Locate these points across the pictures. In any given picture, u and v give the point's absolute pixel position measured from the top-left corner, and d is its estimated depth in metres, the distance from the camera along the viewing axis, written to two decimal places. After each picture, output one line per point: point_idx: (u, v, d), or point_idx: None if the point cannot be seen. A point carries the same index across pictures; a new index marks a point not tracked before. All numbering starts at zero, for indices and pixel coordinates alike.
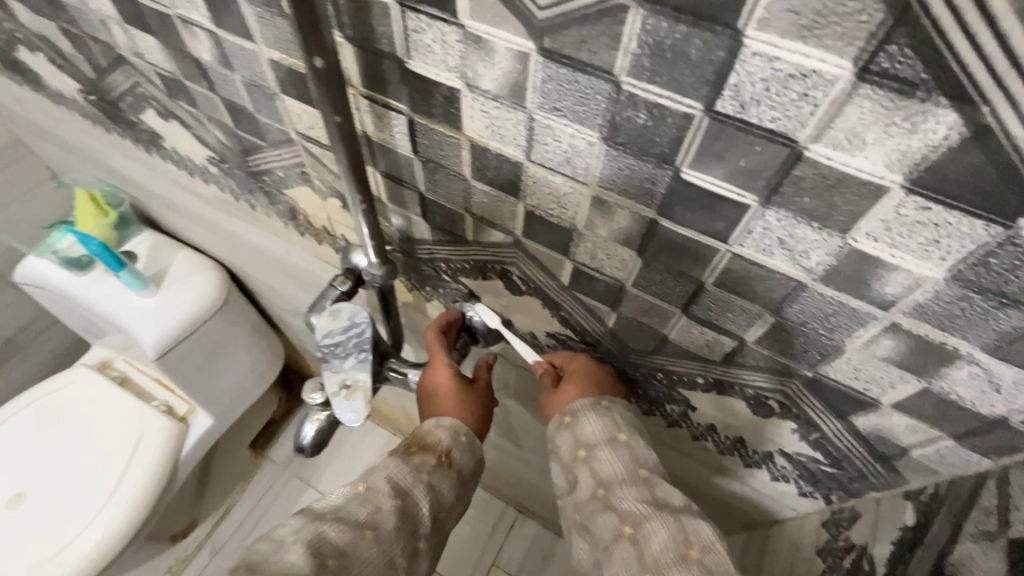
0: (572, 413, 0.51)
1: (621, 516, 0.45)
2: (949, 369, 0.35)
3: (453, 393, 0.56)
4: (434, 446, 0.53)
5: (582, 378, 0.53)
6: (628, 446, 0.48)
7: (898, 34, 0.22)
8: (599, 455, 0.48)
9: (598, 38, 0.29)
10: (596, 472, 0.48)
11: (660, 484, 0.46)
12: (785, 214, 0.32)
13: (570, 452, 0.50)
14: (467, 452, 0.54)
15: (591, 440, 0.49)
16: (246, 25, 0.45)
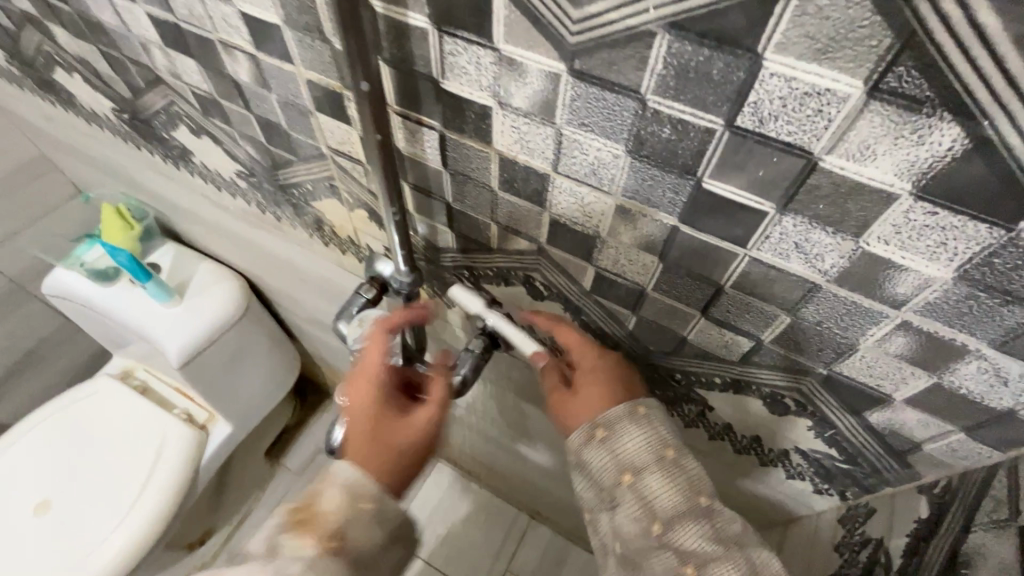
0: (608, 426, 0.49)
1: (681, 556, 0.44)
2: (959, 364, 0.37)
3: (377, 434, 0.54)
4: (323, 522, 0.52)
5: (600, 382, 0.53)
6: (679, 469, 0.47)
7: (905, 57, 0.25)
8: (649, 480, 0.46)
9: (626, 60, 0.32)
10: (647, 498, 0.46)
11: (719, 512, 0.45)
12: (801, 220, 0.34)
13: (613, 474, 0.48)
14: (365, 524, 0.54)
15: (637, 463, 0.47)
16: (286, 48, 0.48)
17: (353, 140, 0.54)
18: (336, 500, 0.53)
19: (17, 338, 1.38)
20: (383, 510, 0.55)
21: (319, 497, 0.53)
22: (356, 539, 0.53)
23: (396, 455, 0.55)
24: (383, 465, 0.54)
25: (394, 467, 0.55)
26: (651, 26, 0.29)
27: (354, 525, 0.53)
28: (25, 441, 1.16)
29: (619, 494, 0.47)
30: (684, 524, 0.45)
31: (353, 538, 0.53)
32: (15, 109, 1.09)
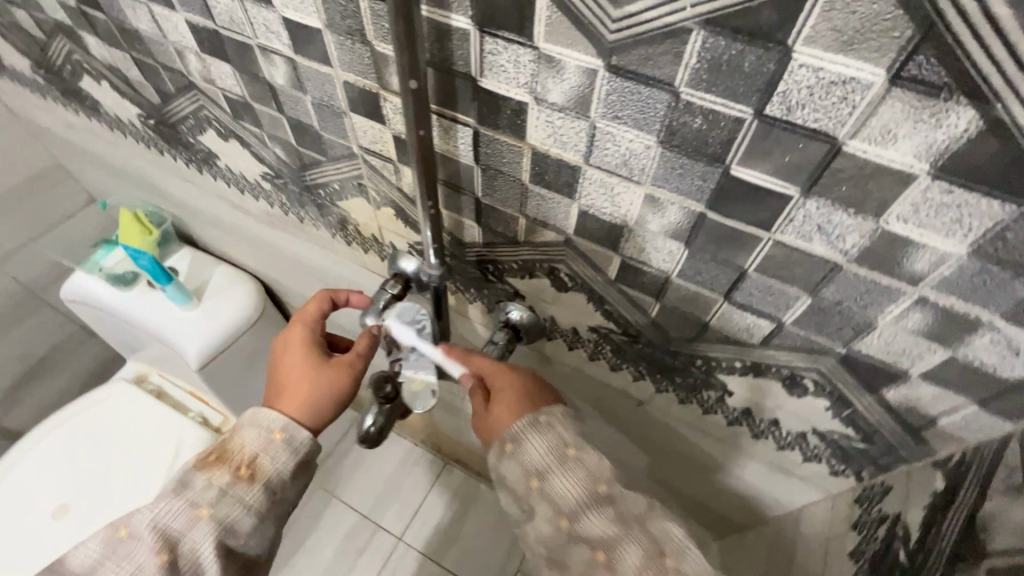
0: (513, 441, 0.54)
1: (591, 544, 0.49)
2: (973, 337, 0.39)
3: (305, 370, 0.62)
4: (237, 457, 0.57)
5: (513, 395, 0.57)
6: (577, 466, 0.52)
7: (925, 46, 0.27)
8: (553, 482, 0.51)
9: (662, 56, 0.35)
10: (554, 498, 0.51)
11: (619, 497, 0.51)
12: (824, 203, 0.37)
13: (522, 481, 0.53)
14: (281, 454, 0.58)
15: (540, 468, 0.52)
16: (326, 51, 0.51)
17: (385, 139, 0.57)
18: (253, 436, 0.58)
19: (30, 344, 1.39)
20: (299, 441, 0.59)
21: (236, 440, 0.58)
22: (269, 468, 0.57)
23: (321, 390, 0.61)
24: (307, 398, 0.61)
25: (317, 404, 0.61)
26: (688, 23, 0.32)
27: (270, 456, 0.57)
28: (41, 446, 1.17)
29: (532, 499, 0.52)
30: (590, 514, 0.50)
31: (267, 467, 0.57)
32: (36, 117, 1.11)
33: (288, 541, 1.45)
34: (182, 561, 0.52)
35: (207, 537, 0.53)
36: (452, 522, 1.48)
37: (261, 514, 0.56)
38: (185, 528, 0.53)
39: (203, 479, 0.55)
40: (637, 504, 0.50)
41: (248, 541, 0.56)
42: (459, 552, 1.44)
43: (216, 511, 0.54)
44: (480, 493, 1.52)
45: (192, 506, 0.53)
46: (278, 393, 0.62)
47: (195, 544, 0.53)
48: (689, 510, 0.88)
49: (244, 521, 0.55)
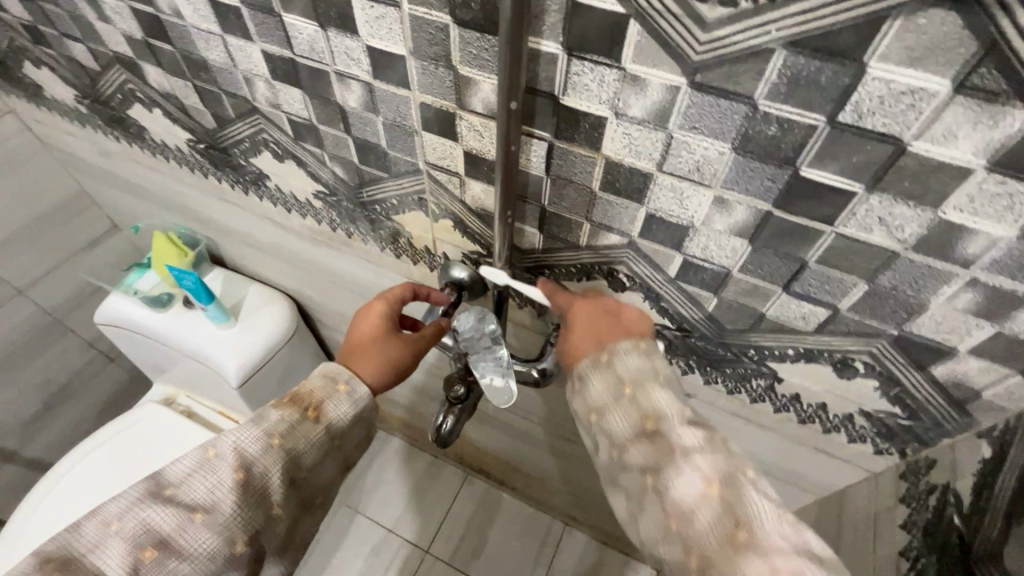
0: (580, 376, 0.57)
1: (640, 470, 0.50)
2: (1019, 312, 0.44)
3: (377, 337, 0.70)
4: (305, 399, 0.62)
5: (591, 332, 0.59)
6: (632, 402, 0.53)
7: (988, 60, 0.32)
8: (609, 417, 0.53)
9: (745, 73, 0.39)
10: (609, 432, 0.53)
11: (668, 432, 0.51)
12: (886, 197, 0.42)
13: (585, 416, 0.56)
14: (343, 403, 0.63)
15: (598, 404, 0.55)
16: (406, 75, 0.55)
17: (454, 155, 0.61)
18: (320, 381, 0.64)
19: (52, 371, 1.38)
20: (360, 395, 0.65)
21: (304, 382, 0.63)
22: (332, 415, 0.62)
23: (388, 358, 0.68)
24: (375, 362, 0.68)
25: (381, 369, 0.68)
26: (772, 45, 0.37)
27: (334, 403, 0.63)
28: (73, 466, 1.18)
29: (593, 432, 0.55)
30: (639, 443, 0.51)
31: (331, 412, 0.62)
32: (70, 146, 1.14)
33: (315, 557, 1.45)
34: (255, 480, 0.57)
35: (275, 464, 0.58)
36: (478, 532, 1.50)
37: (324, 450, 0.62)
38: (260, 452, 0.57)
39: (275, 413, 0.60)
40: (689, 438, 0.50)
41: (309, 475, 0.61)
42: (487, 562, 1.45)
43: (288, 441, 0.59)
44: (504, 501, 1.54)
45: (267, 434, 0.58)
46: (350, 354, 0.69)
47: (266, 469, 0.57)
48: None
49: (308, 456, 0.60)
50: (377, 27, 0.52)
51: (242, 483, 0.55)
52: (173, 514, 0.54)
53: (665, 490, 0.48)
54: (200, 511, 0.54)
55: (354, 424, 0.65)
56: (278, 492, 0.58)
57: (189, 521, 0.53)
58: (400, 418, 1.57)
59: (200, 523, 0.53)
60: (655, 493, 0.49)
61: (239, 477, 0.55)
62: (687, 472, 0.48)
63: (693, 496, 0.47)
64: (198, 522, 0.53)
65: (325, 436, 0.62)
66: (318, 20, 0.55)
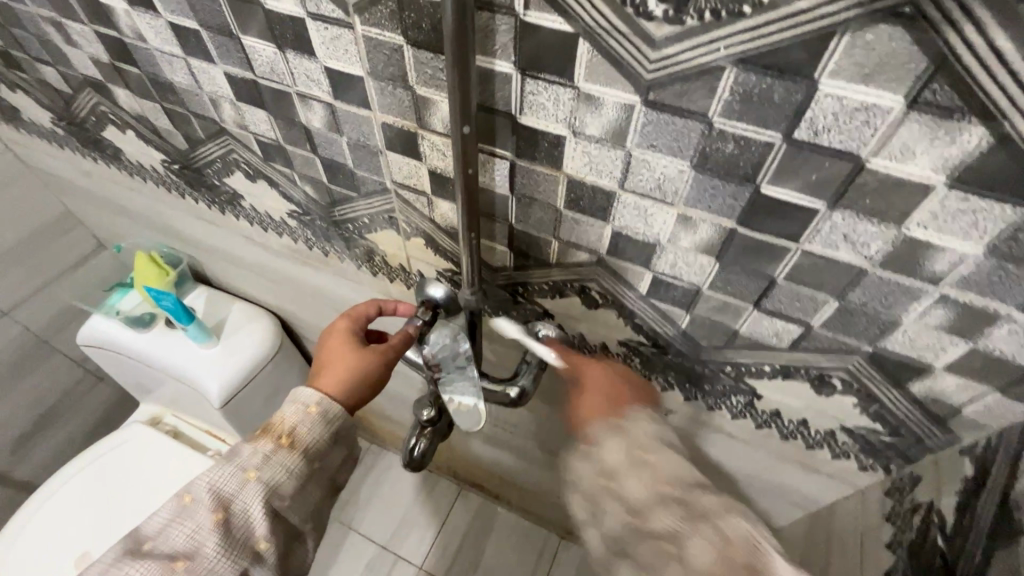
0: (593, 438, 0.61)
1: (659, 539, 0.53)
2: (992, 329, 0.42)
3: (344, 355, 0.66)
4: (279, 427, 0.61)
5: (602, 393, 0.63)
6: (646, 467, 0.57)
7: (939, 76, 0.31)
8: (625, 482, 0.57)
9: (697, 91, 0.38)
10: (625, 497, 0.57)
11: (685, 497, 0.55)
12: (849, 214, 0.41)
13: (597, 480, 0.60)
14: (317, 425, 0.62)
15: (611, 468, 0.59)
16: (366, 96, 0.54)
17: (420, 174, 0.60)
18: (292, 408, 0.62)
19: (40, 393, 1.37)
20: (333, 414, 0.63)
21: (277, 413, 0.62)
22: (307, 440, 0.62)
23: (357, 374, 0.65)
24: (344, 379, 0.65)
25: (353, 387, 0.65)
26: (722, 62, 0.36)
27: (307, 427, 0.62)
28: (57, 496, 1.15)
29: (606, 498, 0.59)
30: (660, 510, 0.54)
31: (305, 436, 0.61)
32: (50, 167, 1.13)
33: None
34: (233, 521, 0.57)
35: (256, 499, 0.58)
36: (475, 547, 1.47)
37: (301, 481, 0.61)
38: (238, 490, 0.58)
39: (250, 447, 0.60)
40: (705, 504, 0.54)
41: (289, 507, 0.61)
42: None
43: (263, 474, 0.59)
44: (499, 514, 1.51)
45: (241, 471, 0.58)
46: (318, 376, 0.66)
47: (246, 505, 0.58)
48: None
49: (286, 485, 0.60)
50: (333, 48, 0.51)
51: (221, 524, 0.56)
52: (152, 568, 0.54)
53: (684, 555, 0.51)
54: (182, 559, 0.54)
55: (333, 444, 0.64)
56: (263, 527, 0.58)
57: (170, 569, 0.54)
58: (392, 432, 1.55)
59: (183, 570, 0.54)
60: (677, 561, 0.51)
61: (218, 518, 0.56)
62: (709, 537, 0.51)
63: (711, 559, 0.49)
64: (180, 569, 0.54)
65: (304, 463, 0.61)
66: (276, 43, 0.54)
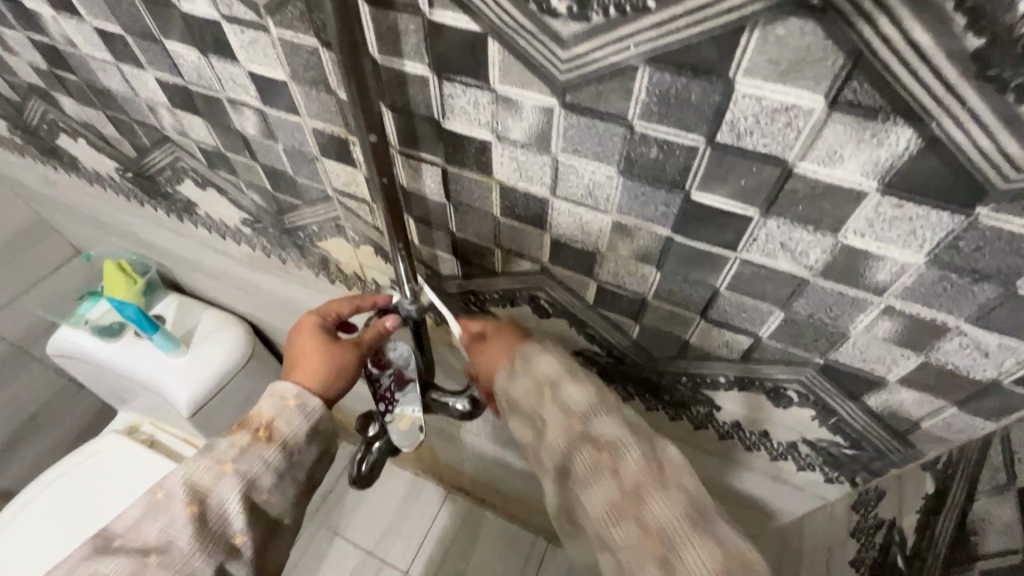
0: (524, 358, 0.53)
1: (598, 445, 0.46)
2: (942, 341, 0.40)
3: (319, 346, 0.60)
4: (257, 419, 0.56)
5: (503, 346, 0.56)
6: (587, 378, 0.51)
7: (857, 73, 0.28)
8: (567, 388, 0.49)
9: (613, 92, 0.36)
10: (567, 404, 0.48)
11: (624, 410, 0.49)
12: (784, 221, 0.38)
13: (535, 392, 0.50)
14: (296, 417, 0.56)
15: (552, 377, 0.51)
16: (293, 101, 0.52)
17: (358, 181, 0.57)
18: (270, 401, 0.57)
19: (19, 403, 1.34)
20: (313, 406, 0.57)
21: (256, 405, 0.57)
22: (285, 432, 0.56)
23: (338, 364, 0.60)
24: (323, 369, 0.59)
25: (334, 378, 0.59)
26: (633, 62, 0.33)
27: (286, 419, 0.56)
28: (27, 512, 1.09)
29: (544, 409, 0.49)
30: (597, 416, 0.47)
31: (284, 429, 0.55)
32: (16, 176, 1.12)
33: None
34: (211, 513, 0.51)
35: (234, 492, 0.52)
36: (461, 553, 1.42)
37: (280, 473, 0.55)
38: (214, 483, 0.52)
39: (226, 440, 0.54)
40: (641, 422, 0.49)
41: (270, 498, 0.54)
42: None
43: (240, 466, 0.53)
44: (486, 520, 1.46)
45: (218, 462, 0.52)
46: (293, 369, 0.60)
47: (223, 498, 0.51)
48: None
49: (266, 479, 0.54)
50: (253, 52, 0.49)
51: (197, 517, 0.50)
52: (121, 565, 0.48)
53: (621, 469, 0.44)
54: (155, 554, 0.48)
55: (312, 440, 0.58)
56: (238, 522, 0.52)
57: (142, 566, 0.48)
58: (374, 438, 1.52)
59: (157, 566, 0.48)
60: (612, 472, 0.44)
61: (193, 511, 0.50)
62: (646, 452, 0.45)
63: (649, 477, 0.44)
64: (153, 565, 0.48)
65: (280, 455, 0.55)
66: (198, 47, 0.51)
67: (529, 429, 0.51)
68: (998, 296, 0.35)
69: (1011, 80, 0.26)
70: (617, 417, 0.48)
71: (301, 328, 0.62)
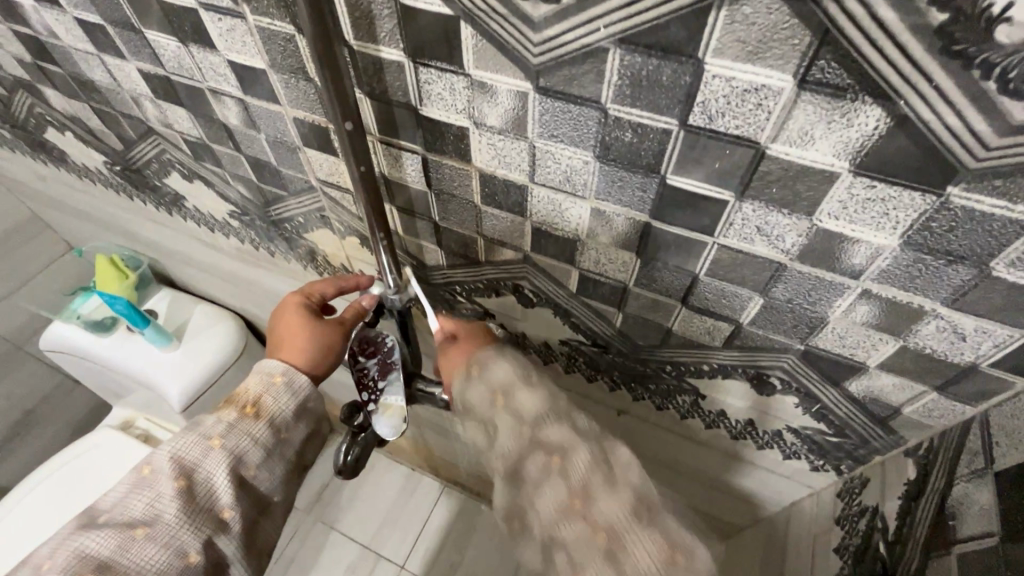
0: (482, 364, 0.52)
1: (549, 450, 0.44)
2: (919, 325, 0.40)
3: (305, 325, 0.62)
4: (242, 397, 0.57)
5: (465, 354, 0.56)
6: (540, 385, 0.50)
7: (824, 51, 0.28)
8: (518, 395, 0.48)
9: (585, 75, 0.35)
10: (517, 408, 0.47)
11: (576, 417, 0.48)
12: (759, 204, 0.38)
13: (488, 399, 0.49)
14: (283, 395, 0.58)
15: (506, 384, 0.49)
16: (273, 90, 0.51)
17: (341, 171, 0.57)
18: (257, 378, 0.58)
19: (16, 398, 1.34)
20: (299, 384, 0.59)
21: (242, 384, 0.58)
22: (272, 409, 0.57)
23: (324, 344, 0.62)
24: (310, 347, 0.61)
25: (319, 356, 0.62)
26: (604, 43, 0.33)
27: (273, 396, 0.57)
28: (23, 504, 1.09)
29: (494, 415, 0.48)
30: (549, 422, 0.46)
31: (271, 406, 0.57)
32: (8, 171, 1.11)
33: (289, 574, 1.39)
34: (198, 488, 0.51)
35: (221, 467, 0.52)
36: (456, 546, 1.42)
37: (268, 450, 0.56)
38: (201, 457, 0.52)
39: (212, 418, 0.55)
40: (593, 427, 0.48)
41: (257, 475, 0.55)
42: None
43: (228, 441, 0.54)
44: (482, 513, 1.46)
45: (205, 438, 0.53)
46: (279, 346, 0.61)
47: (211, 474, 0.52)
48: None
49: (253, 454, 0.55)
50: (231, 40, 0.48)
51: (184, 492, 0.50)
52: (110, 537, 0.47)
53: (570, 468, 0.42)
54: (142, 527, 0.48)
55: (300, 417, 0.59)
56: (227, 496, 0.52)
57: (130, 539, 0.47)
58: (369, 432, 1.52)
59: (145, 539, 0.47)
60: (561, 476, 0.42)
61: (180, 486, 0.50)
62: (595, 452, 0.44)
63: (596, 475, 0.42)
64: (141, 538, 0.47)
65: (269, 432, 0.56)
66: (177, 36, 0.51)
67: (482, 434, 0.50)
68: (973, 277, 0.35)
69: (976, 56, 0.25)
70: (569, 423, 0.47)
71: (286, 306, 0.63)
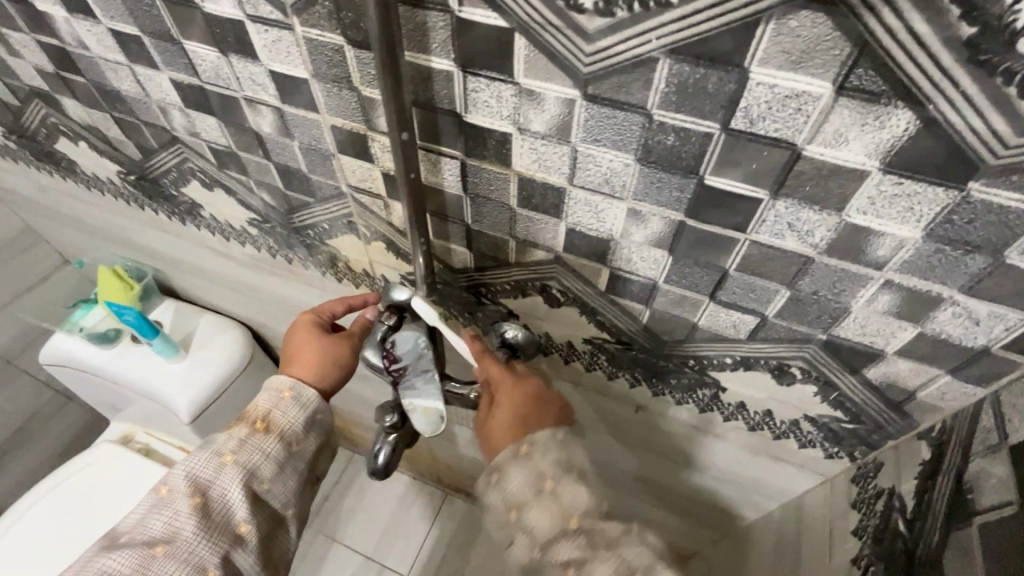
0: (498, 470, 0.52)
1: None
2: (937, 312, 0.43)
3: (312, 342, 0.62)
4: (253, 413, 0.57)
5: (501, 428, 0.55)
6: (553, 491, 0.48)
7: (863, 61, 0.31)
8: (530, 511, 0.48)
9: (634, 83, 0.38)
10: (532, 529, 0.47)
11: (594, 527, 0.47)
12: (792, 202, 0.41)
13: (503, 513, 0.50)
14: (292, 408, 0.58)
15: (518, 499, 0.49)
16: (313, 98, 0.53)
17: (374, 177, 0.59)
18: (266, 395, 0.58)
19: (3, 414, 1.30)
20: (308, 397, 0.59)
21: (252, 401, 0.58)
22: (282, 422, 0.57)
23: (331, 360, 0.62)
24: (314, 362, 0.61)
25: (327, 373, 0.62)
26: (654, 54, 0.36)
27: (282, 411, 0.57)
28: (26, 520, 1.06)
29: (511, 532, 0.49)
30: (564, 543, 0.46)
31: (279, 420, 0.57)
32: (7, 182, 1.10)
33: None
34: (213, 504, 0.51)
35: (235, 482, 0.52)
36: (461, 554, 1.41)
37: (280, 462, 0.56)
38: (215, 474, 0.52)
39: (224, 435, 0.55)
40: (611, 532, 0.46)
41: (272, 488, 0.55)
42: None
43: (240, 457, 0.53)
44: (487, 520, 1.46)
45: (218, 454, 0.53)
46: (287, 365, 0.62)
47: (225, 489, 0.52)
48: (698, 510, 0.89)
49: (266, 468, 0.55)
50: (276, 51, 0.50)
51: (200, 508, 0.50)
52: (129, 558, 0.48)
53: None
54: (161, 544, 0.48)
55: (309, 431, 0.59)
56: (243, 511, 0.52)
57: (149, 557, 0.48)
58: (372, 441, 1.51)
59: (164, 556, 0.48)
60: None
61: (195, 502, 0.50)
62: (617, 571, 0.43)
63: None
64: (160, 556, 0.48)
65: (281, 447, 0.56)
66: (218, 47, 0.53)
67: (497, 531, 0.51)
68: (989, 264, 0.38)
69: (1000, 64, 0.29)
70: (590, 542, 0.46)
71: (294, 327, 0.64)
